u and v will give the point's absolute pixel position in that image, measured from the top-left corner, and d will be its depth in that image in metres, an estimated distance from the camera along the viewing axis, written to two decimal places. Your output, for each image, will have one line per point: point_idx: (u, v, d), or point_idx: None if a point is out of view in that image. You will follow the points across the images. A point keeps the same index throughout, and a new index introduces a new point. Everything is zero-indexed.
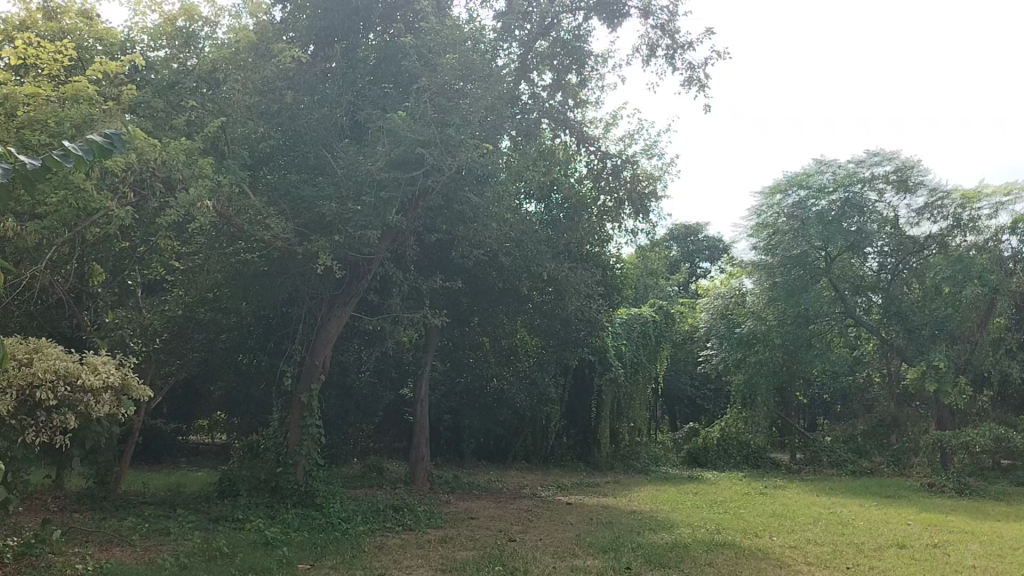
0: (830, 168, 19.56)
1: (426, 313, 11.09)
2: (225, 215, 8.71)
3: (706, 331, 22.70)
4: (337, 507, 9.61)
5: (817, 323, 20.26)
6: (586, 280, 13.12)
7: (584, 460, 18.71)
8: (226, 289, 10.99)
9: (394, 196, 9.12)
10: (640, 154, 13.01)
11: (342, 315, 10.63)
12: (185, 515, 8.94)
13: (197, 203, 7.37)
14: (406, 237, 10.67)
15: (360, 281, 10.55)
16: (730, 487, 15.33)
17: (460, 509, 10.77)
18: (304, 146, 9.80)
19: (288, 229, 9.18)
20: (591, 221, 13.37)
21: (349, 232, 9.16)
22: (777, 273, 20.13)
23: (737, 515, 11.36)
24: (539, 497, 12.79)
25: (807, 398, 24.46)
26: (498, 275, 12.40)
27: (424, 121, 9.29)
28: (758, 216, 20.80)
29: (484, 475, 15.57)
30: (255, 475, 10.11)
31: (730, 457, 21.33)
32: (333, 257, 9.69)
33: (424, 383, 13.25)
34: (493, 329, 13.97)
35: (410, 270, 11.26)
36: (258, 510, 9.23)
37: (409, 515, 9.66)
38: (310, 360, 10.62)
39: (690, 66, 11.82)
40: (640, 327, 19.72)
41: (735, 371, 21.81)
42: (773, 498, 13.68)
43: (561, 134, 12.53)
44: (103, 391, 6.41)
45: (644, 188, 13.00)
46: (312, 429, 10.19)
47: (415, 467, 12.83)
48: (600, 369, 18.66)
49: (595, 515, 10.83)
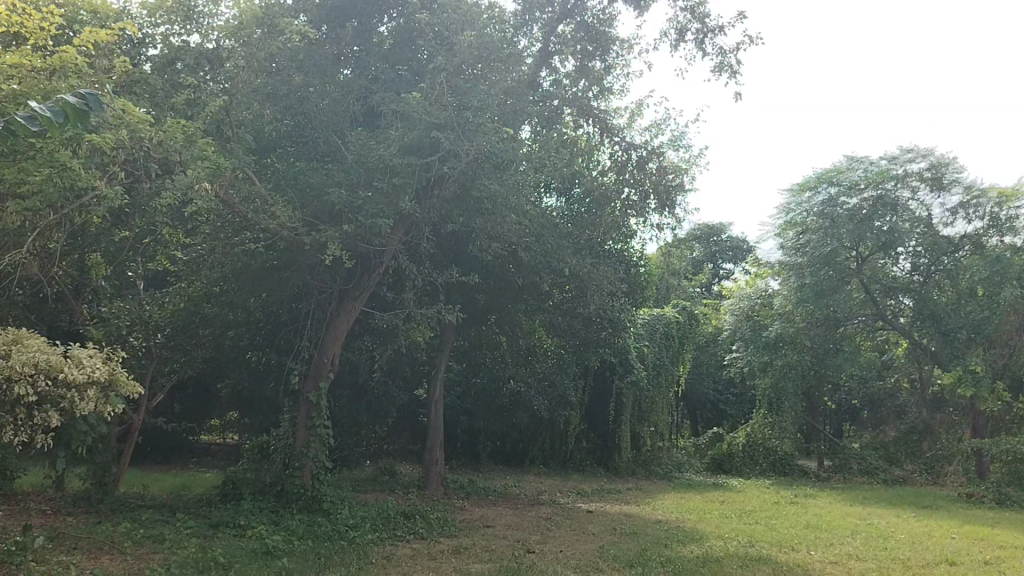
0: (862, 164, 18.89)
1: (441, 309, 10.54)
2: (228, 202, 8.23)
3: (731, 333, 21.99)
4: (345, 513, 9.09)
5: (845, 326, 20.00)
6: (609, 277, 12.52)
7: (604, 465, 18.11)
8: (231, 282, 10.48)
9: (409, 183, 8.69)
10: (667, 145, 12.41)
11: (353, 310, 10.09)
12: (184, 520, 8.45)
13: (197, 186, 6.92)
14: (421, 229, 10.15)
15: (371, 275, 10.01)
16: (758, 495, 14.67)
17: (475, 517, 10.22)
18: (312, 133, 9.32)
19: (295, 218, 8.70)
20: (615, 215, 12.74)
21: (360, 221, 8.68)
22: (807, 271, 19.28)
23: (768, 527, 10.72)
24: (558, 503, 12.22)
25: (833, 403, 23.79)
26: (516, 272, 11.84)
27: (440, 103, 8.79)
28: (787, 214, 20.08)
29: (500, 479, 15.01)
30: (259, 478, 9.61)
31: (755, 465, 20.61)
32: (343, 248, 9.18)
33: (439, 384, 12.72)
34: (511, 327, 13.43)
35: (425, 264, 10.73)
36: (262, 516, 8.72)
37: (421, 523, 9.11)
38: (318, 357, 10.07)
39: (721, 51, 11.20)
40: (663, 328, 19.05)
41: (761, 375, 20.98)
42: (805, 508, 13.00)
43: (584, 124, 12.06)
44: (88, 386, 5.88)
45: (670, 181, 12.41)
46: (320, 430, 9.65)
47: (429, 471, 12.29)
48: (622, 371, 18.06)
49: (619, 524, 10.24)
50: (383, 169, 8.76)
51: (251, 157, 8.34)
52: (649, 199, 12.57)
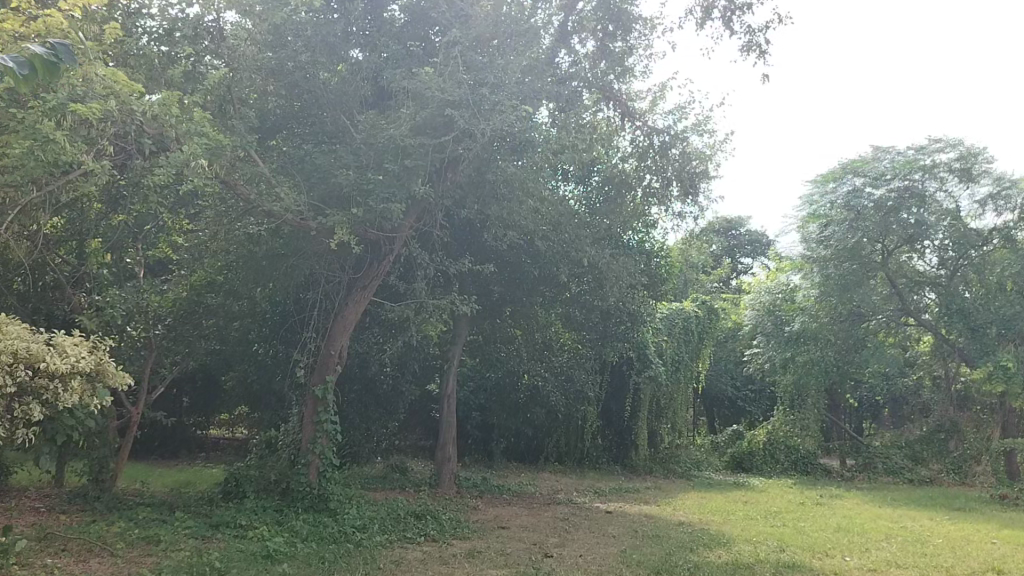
0: (887, 154, 18.20)
1: (454, 299, 10.05)
2: (229, 183, 7.76)
3: (752, 327, 21.38)
4: (352, 513, 8.62)
5: (867, 321, 19.40)
6: (628, 268, 12.01)
7: (621, 463, 17.62)
8: (235, 270, 10.01)
9: (420, 164, 8.32)
10: (690, 130, 11.87)
11: (361, 301, 9.54)
12: (183, 520, 8.02)
13: (193, 163, 6.46)
14: (433, 214, 9.65)
15: (382, 262, 9.45)
16: (782, 496, 14.11)
17: (489, 517, 9.73)
18: (319, 109, 8.85)
19: (300, 201, 8.22)
20: (636, 203, 12.21)
21: (370, 204, 8.20)
22: (832, 264, 18.62)
23: (798, 530, 10.18)
24: (575, 503, 11.72)
25: (854, 400, 23.30)
26: (533, 262, 11.31)
27: (454, 80, 8.29)
28: (810, 206, 19.29)
29: (515, 477, 14.53)
30: (263, 475, 9.17)
31: (776, 463, 19.86)
32: (351, 234, 8.69)
33: (452, 378, 12.22)
34: (526, 320, 12.92)
35: (438, 253, 10.25)
36: (265, 516, 8.27)
37: (432, 524, 8.64)
38: (325, 350, 9.49)
39: (749, 30, 10.63)
40: (682, 323, 18.42)
41: (782, 372, 20.43)
42: (833, 510, 12.45)
43: (604, 108, 11.69)
44: (72, 377, 5.43)
45: (695, 167, 11.94)
46: (327, 426, 9.17)
47: (441, 468, 11.81)
48: (639, 366, 17.55)
49: (640, 527, 9.74)
50: (394, 150, 8.30)
51: (255, 136, 7.89)
52: (672, 185, 12.08)
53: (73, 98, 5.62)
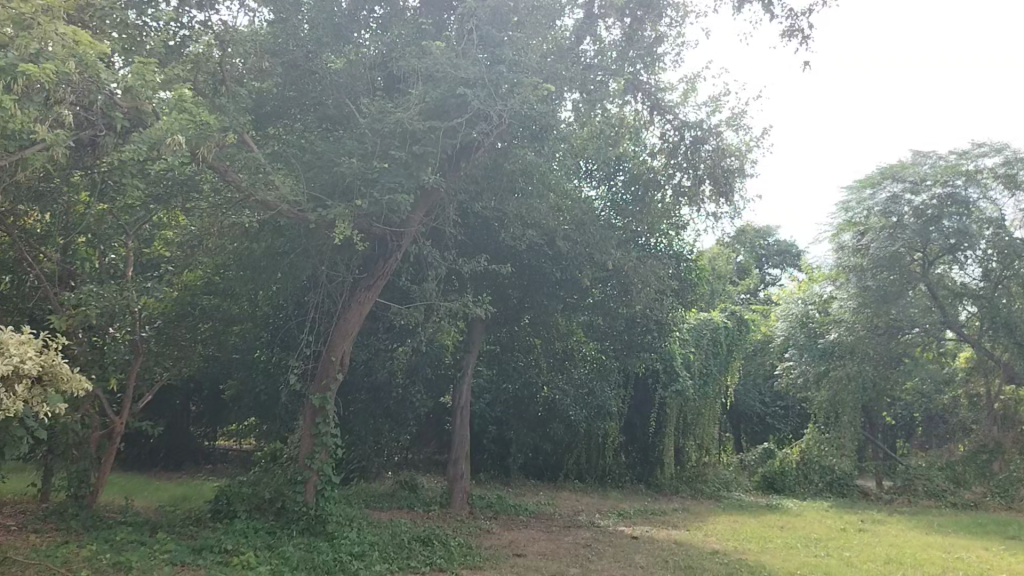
0: (929, 158, 17.24)
1: (467, 302, 9.25)
2: (218, 169, 7.04)
3: (784, 340, 20.36)
4: (352, 537, 7.80)
5: (905, 333, 18.12)
6: (657, 273, 11.11)
7: (645, 481, 16.72)
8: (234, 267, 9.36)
9: (430, 152, 7.56)
10: (725, 124, 11.01)
11: (366, 301, 8.71)
12: (163, 543, 7.25)
13: (169, 139, 5.74)
14: (444, 204, 8.85)
15: (388, 260, 8.64)
16: (821, 521, 13.11)
17: (504, 542, 8.87)
18: (318, 88, 8.04)
19: (297, 189, 7.45)
20: (666, 202, 11.33)
21: (374, 195, 7.41)
22: (870, 273, 17.53)
23: (845, 561, 9.22)
24: (597, 526, 10.81)
25: (890, 416, 22.18)
26: (553, 265, 10.42)
27: (469, 57, 7.62)
28: (846, 212, 18.16)
29: (532, 495, 13.66)
30: (256, 493, 8.37)
31: (811, 484, 18.97)
32: (354, 229, 7.90)
33: (465, 388, 11.42)
34: (546, 328, 12.09)
35: (451, 252, 9.48)
36: (254, 539, 7.48)
37: (440, 551, 7.79)
38: (325, 354, 8.66)
39: (791, 14, 9.66)
40: (711, 335, 17.36)
41: (816, 387, 19.38)
42: (878, 537, 11.46)
43: (630, 100, 10.87)
44: (17, 381, 4.64)
45: (729, 164, 10.95)
46: (326, 439, 8.36)
47: (453, 486, 10.96)
48: (665, 380, 16.68)
49: (670, 556, 8.82)
50: (400, 134, 7.54)
51: (248, 118, 7.21)
52: (704, 183, 11.11)
53: (27, 58, 4.86)
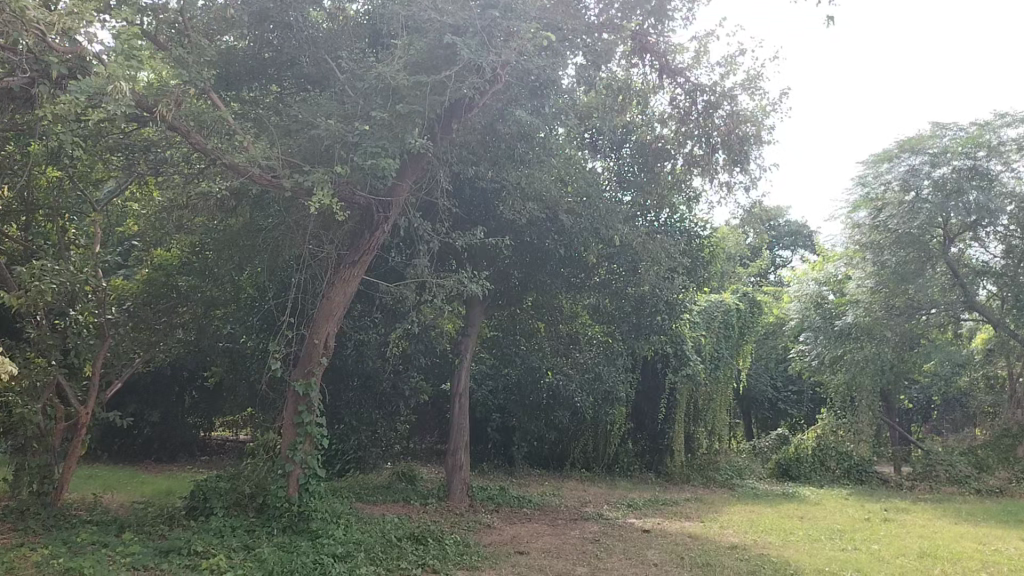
0: (949, 130, 16.26)
1: (462, 279, 8.52)
2: (179, 129, 6.36)
3: (798, 322, 19.59)
4: (338, 536, 7.13)
5: (923, 314, 17.34)
6: (668, 248, 10.31)
7: (655, 469, 16.05)
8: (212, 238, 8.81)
9: (414, 111, 6.74)
10: (740, 87, 10.23)
11: (352, 279, 7.91)
12: (128, 544, 6.60)
13: (111, 86, 5.13)
14: (436, 170, 8.14)
15: (374, 235, 7.84)
16: (843, 510, 12.39)
17: (506, 538, 8.19)
18: (296, 46, 7.33)
19: (270, 153, 6.72)
20: (674, 173, 10.62)
21: (355, 160, 6.70)
22: (888, 250, 16.69)
23: (875, 556, 8.48)
24: (606, 519, 10.12)
25: (908, 400, 21.45)
26: (556, 240, 9.61)
27: (459, 4, 6.97)
28: (862, 187, 17.18)
29: (537, 486, 13.00)
30: (235, 488, 7.71)
31: (827, 471, 18.08)
32: (336, 199, 7.17)
33: (464, 373, 10.70)
34: (549, 309, 11.37)
35: (445, 225, 8.75)
36: (230, 539, 6.82)
37: (434, 550, 7.12)
38: (308, 338, 7.89)
39: None
40: (722, 317, 16.50)
41: (832, 370, 18.64)
42: (907, 528, 10.73)
43: (639, 64, 10.18)
44: None
45: (745, 131, 10.24)
46: (309, 429, 7.66)
47: (452, 477, 10.29)
48: (675, 363, 15.94)
49: (686, 551, 8.12)
50: (384, 91, 6.78)
51: (213, 73, 6.59)
52: (717, 152, 10.42)
53: None
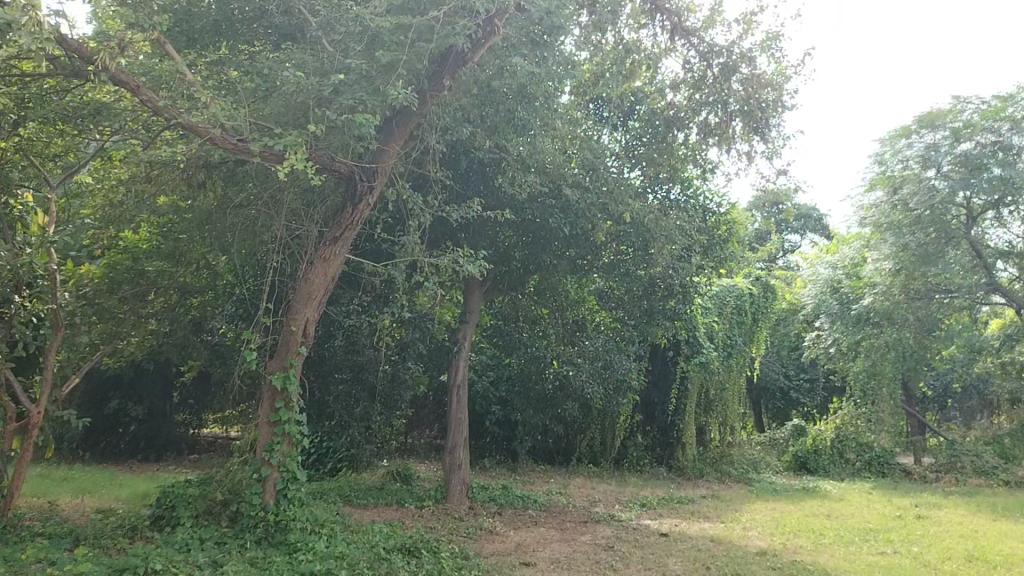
0: (970, 103, 15.21)
1: (457, 258, 7.67)
2: (128, 84, 5.51)
3: (814, 308, 18.71)
4: (320, 549, 6.31)
5: (945, 297, 16.30)
6: (682, 226, 9.46)
7: (666, 464, 15.22)
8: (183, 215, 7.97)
9: (398, 59, 6.00)
10: (759, 48, 9.35)
11: (335, 257, 7.01)
12: (80, 561, 5.77)
13: (31, 21, 4.37)
14: (428, 136, 7.38)
15: (358, 208, 6.96)
16: (871, 507, 11.51)
17: (511, 546, 7.37)
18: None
19: (235, 113, 5.87)
20: (689, 144, 9.62)
21: (330, 119, 5.90)
22: (908, 231, 15.63)
23: (920, 562, 7.63)
24: (618, 521, 9.30)
25: (928, 387, 20.55)
26: (560, 217, 8.63)
27: None
28: (880, 165, 16.20)
29: (542, 484, 12.20)
30: (207, 495, 6.86)
31: (847, 464, 17.15)
32: (312, 163, 6.33)
33: (463, 362, 9.86)
34: (553, 293, 10.52)
35: (438, 198, 7.93)
36: (197, 554, 6.00)
37: (428, 564, 6.29)
38: (285, 325, 7.00)
39: None
40: (735, 302, 15.64)
41: (851, 357, 17.75)
42: (946, 527, 9.86)
43: (649, 24, 9.27)
44: None
45: (765, 97, 9.24)
46: (288, 427, 6.80)
47: (450, 478, 9.47)
48: (687, 352, 15.09)
49: (712, 560, 7.27)
50: (362, 34, 6.08)
51: (166, 19, 5.76)
52: (734, 120, 9.43)
53: None
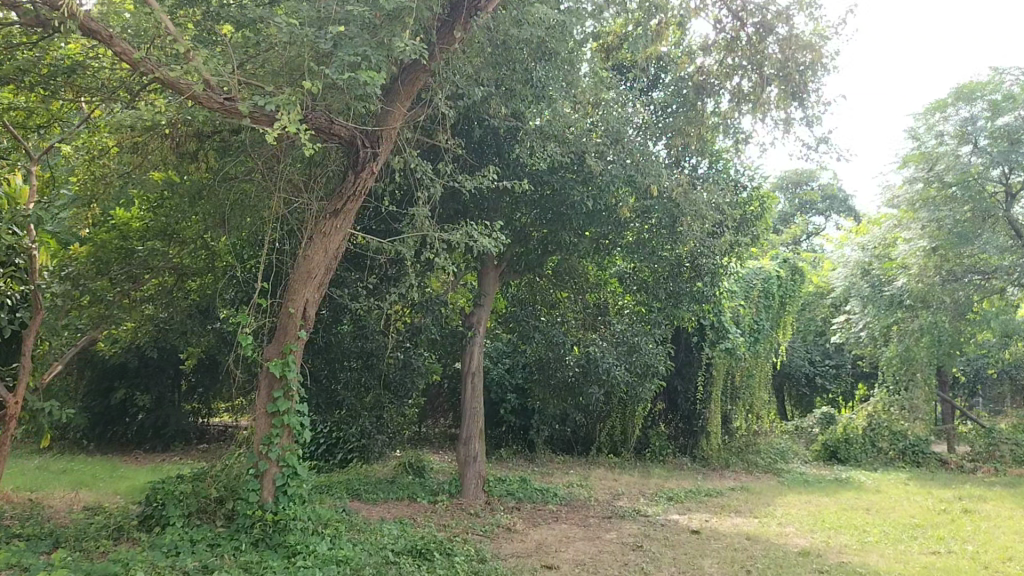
0: (1010, 75, 14.35)
1: (471, 232, 7.05)
2: (100, 34, 4.89)
3: (843, 291, 17.99)
4: (322, 550, 5.74)
5: (971, 278, 15.35)
6: (715, 200, 8.79)
7: (690, 453, 14.58)
8: (177, 188, 7.39)
9: (405, 7, 5.39)
10: (795, 6, 8.63)
11: (338, 231, 6.41)
12: (56, 565, 5.20)
13: None
14: (437, 99, 6.75)
15: (361, 176, 6.34)
16: (913, 500, 10.80)
17: (530, 545, 6.78)
18: None
19: (222, 69, 5.25)
20: (719, 112, 8.99)
21: (329, 75, 5.28)
22: (942, 208, 14.71)
23: (979, 563, 6.94)
24: (644, 516, 8.68)
25: (962, 372, 19.73)
26: (582, 190, 7.87)
27: None
28: (914, 141, 15.27)
29: (561, 475, 11.59)
30: (202, 492, 6.28)
31: (879, 453, 16.42)
32: (307, 126, 5.71)
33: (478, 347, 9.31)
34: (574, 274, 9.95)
35: (449, 169, 7.31)
36: (186, 557, 5.43)
37: (440, 568, 5.71)
38: (284, 305, 6.41)
39: None
40: (762, 284, 14.93)
41: (883, 342, 17.00)
42: (999, 522, 9.14)
43: None
44: None
45: (802, 60, 8.43)
46: (287, 418, 6.21)
47: (464, 472, 8.90)
48: (712, 337, 14.40)
49: (752, 562, 6.62)
50: None
51: None
52: (769, 86, 8.72)
53: None
